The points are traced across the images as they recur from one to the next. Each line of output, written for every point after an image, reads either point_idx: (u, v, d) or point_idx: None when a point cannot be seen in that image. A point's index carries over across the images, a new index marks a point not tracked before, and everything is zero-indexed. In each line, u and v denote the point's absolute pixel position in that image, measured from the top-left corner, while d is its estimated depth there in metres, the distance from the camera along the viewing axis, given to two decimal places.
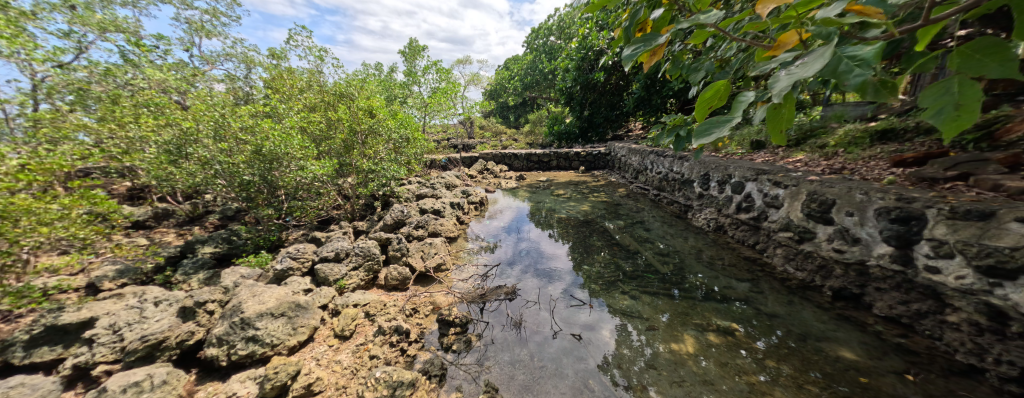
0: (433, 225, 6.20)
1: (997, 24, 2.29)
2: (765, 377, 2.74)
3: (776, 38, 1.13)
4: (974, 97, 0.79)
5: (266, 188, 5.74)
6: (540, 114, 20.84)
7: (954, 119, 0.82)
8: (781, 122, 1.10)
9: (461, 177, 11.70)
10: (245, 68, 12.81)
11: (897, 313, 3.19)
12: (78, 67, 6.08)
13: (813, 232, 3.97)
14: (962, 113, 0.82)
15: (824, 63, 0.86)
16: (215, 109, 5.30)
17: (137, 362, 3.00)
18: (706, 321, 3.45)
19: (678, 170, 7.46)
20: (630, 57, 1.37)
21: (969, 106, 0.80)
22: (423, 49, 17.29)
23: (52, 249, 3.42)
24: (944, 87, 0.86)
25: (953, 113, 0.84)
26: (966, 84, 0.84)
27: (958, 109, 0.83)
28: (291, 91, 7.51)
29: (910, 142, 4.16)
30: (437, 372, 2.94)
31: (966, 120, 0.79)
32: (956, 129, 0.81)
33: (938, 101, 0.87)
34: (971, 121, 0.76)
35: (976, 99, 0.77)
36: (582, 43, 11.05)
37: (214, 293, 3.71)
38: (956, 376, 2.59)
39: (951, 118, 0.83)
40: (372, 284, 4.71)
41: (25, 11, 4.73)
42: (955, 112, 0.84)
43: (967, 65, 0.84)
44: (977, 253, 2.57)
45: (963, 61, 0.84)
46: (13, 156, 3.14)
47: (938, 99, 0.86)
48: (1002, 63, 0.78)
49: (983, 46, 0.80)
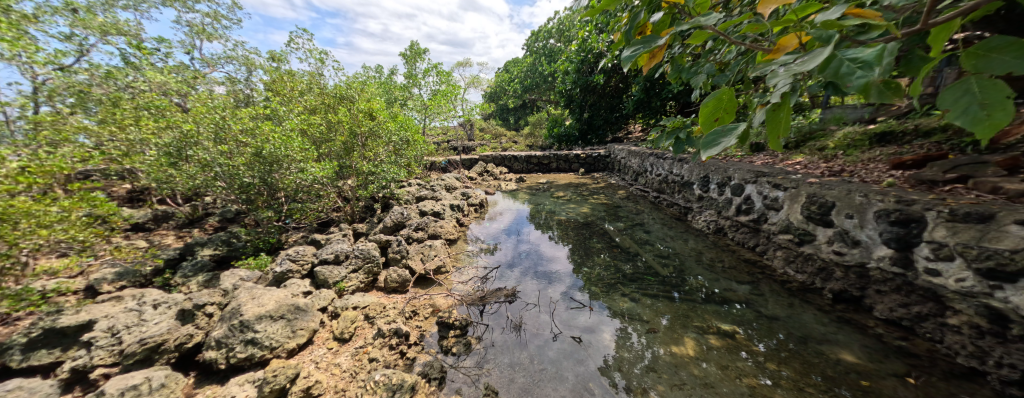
0: (433, 227, 6.17)
1: (994, 28, 2.30)
2: (766, 380, 2.73)
3: (777, 41, 1.19)
4: (1002, 95, 0.77)
5: (266, 190, 5.69)
6: (540, 117, 20.95)
7: (985, 118, 0.80)
8: (779, 124, 1.10)
9: (461, 179, 11.67)
10: (246, 71, 12.92)
11: (897, 316, 3.18)
12: (79, 69, 6.18)
13: (813, 234, 3.96)
14: (992, 112, 0.79)
15: (819, 60, 0.89)
16: (215, 112, 5.39)
17: (135, 365, 2.99)
18: (706, 324, 3.44)
19: (678, 172, 7.47)
20: (628, 59, 1.37)
21: (998, 103, 0.78)
22: (422, 52, 17.32)
23: (51, 252, 3.40)
24: (960, 88, 0.86)
25: (982, 113, 0.81)
26: (988, 84, 0.83)
27: (985, 108, 0.81)
28: (291, 94, 7.55)
29: (909, 144, 4.17)
30: (437, 375, 2.93)
31: (999, 118, 0.76)
32: (991, 130, 0.77)
33: (959, 102, 0.87)
34: (1005, 119, 0.73)
35: (1007, 96, 0.75)
36: (582, 46, 11.12)
37: (213, 296, 3.74)
38: (957, 379, 2.57)
39: (978, 117, 0.81)
40: (371, 286, 4.70)
41: (27, 14, 4.76)
42: (983, 112, 0.81)
43: (983, 66, 0.85)
44: (977, 256, 2.57)
45: (979, 63, 0.85)
46: (12, 159, 3.15)
47: (960, 99, 0.86)
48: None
49: (995, 45, 0.82)
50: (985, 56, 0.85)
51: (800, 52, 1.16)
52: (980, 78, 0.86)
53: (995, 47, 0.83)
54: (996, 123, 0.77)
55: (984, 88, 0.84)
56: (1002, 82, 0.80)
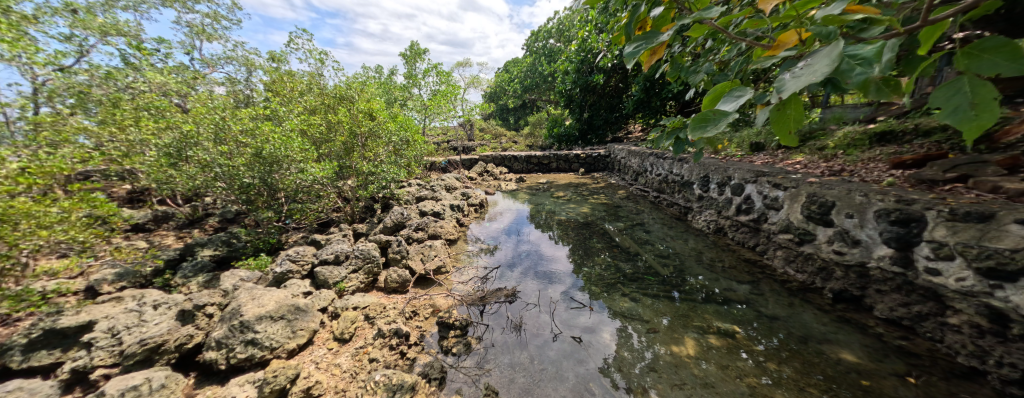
0: (433, 227, 6.17)
1: (993, 28, 2.31)
2: (766, 379, 2.73)
3: (777, 38, 1.18)
4: (990, 95, 0.77)
5: (266, 191, 5.69)
6: (540, 116, 20.97)
7: (972, 118, 0.80)
8: (786, 121, 1.10)
9: (461, 180, 11.67)
10: (246, 71, 12.92)
11: (898, 315, 3.18)
12: (79, 70, 6.19)
13: (813, 234, 3.96)
14: (980, 112, 0.79)
15: (829, 64, 0.85)
16: (215, 112, 5.40)
17: (136, 365, 2.99)
18: (706, 323, 3.44)
19: (678, 172, 7.48)
20: (632, 56, 1.39)
21: (986, 103, 0.78)
22: (423, 52, 17.32)
23: (52, 252, 3.40)
24: (952, 89, 0.86)
25: (970, 113, 0.81)
26: (978, 85, 0.83)
27: (974, 108, 0.81)
28: (291, 94, 7.56)
29: (909, 143, 4.17)
30: (437, 375, 2.92)
31: (984, 119, 0.76)
32: (978, 129, 0.77)
33: (949, 102, 0.87)
34: (991, 120, 0.73)
35: (994, 97, 0.75)
36: (581, 46, 11.12)
37: (213, 296, 3.75)
38: (957, 379, 2.57)
39: (966, 117, 0.81)
40: (372, 287, 4.70)
41: (27, 15, 4.76)
42: (971, 112, 0.81)
43: (976, 66, 0.85)
44: (977, 255, 2.57)
45: (972, 63, 0.86)
46: (13, 160, 3.16)
47: (950, 99, 0.86)
48: (1014, 61, 0.78)
49: (988, 45, 0.82)
50: (978, 57, 0.85)
51: (800, 49, 1.16)
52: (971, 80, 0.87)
53: (989, 48, 0.83)
54: (982, 124, 0.77)
55: (974, 88, 0.84)
56: (993, 82, 0.80)
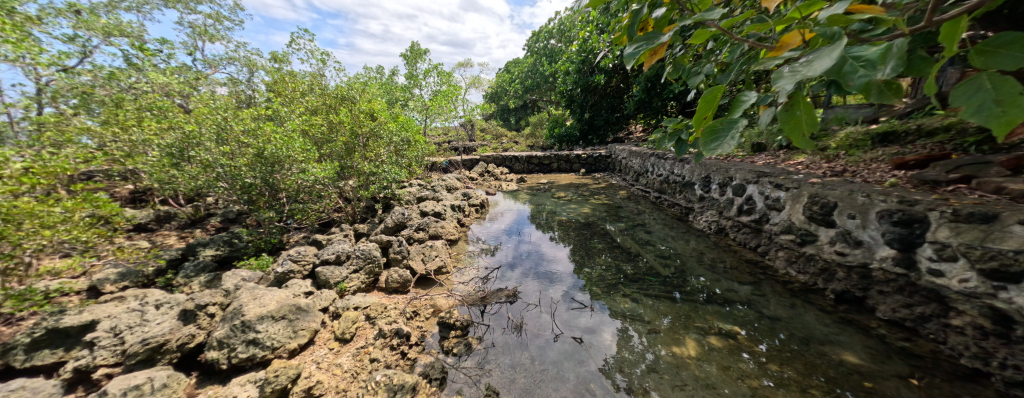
0: (433, 227, 6.16)
1: (997, 27, 2.28)
2: (768, 381, 2.72)
3: (780, 38, 1.17)
4: (1016, 90, 0.76)
5: (267, 191, 5.71)
6: (540, 117, 21.07)
7: (1001, 114, 0.78)
8: (797, 124, 1.06)
9: (461, 180, 11.69)
10: (248, 71, 12.96)
11: (900, 316, 3.17)
12: (82, 71, 6.20)
13: (815, 235, 3.95)
14: (1008, 109, 0.78)
15: (829, 61, 0.87)
16: (218, 113, 5.42)
17: (137, 365, 3.01)
18: (707, 324, 3.43)
19: (678, 172, 7.50)
20: (633, 55, 1.38)
21: (1015, 98, 0.77)
22: (423, 52, 17.34)
23: (54, 252, 3.41)
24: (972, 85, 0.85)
25: (996, 109, 0.80)
26: (1000, 81, 0.82)
27: (1000, 104, 0.80)
28: (294, 94, 7.62)
29: (911, 144, 4.15)
30: (437, 375, 2.92)
31: (1016, 114, 0.75)
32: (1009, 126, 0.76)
33: (972, 100, 0.85)
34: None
35: None
36: (582, 46, 11.14)
37: (214, 296, 3.76)
38: (960, 381, 2.55)
39: (992, 114, 0.79)
40: (372, 287, 4.71)
41: (32, 16, 4.78)
42: (998, 108, 0.80)
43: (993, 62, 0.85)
44: (981, 256, 2.56)
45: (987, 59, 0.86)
46: (17, 160, 3.16)
47: (971, 97, 0.85)
48: None
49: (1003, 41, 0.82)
50: (994, 52, 0.85)
51: (802, 50, 1.15)
52: (991, 75, 0.86)
53: (1004, 43, 0.83)
54: (1012, 119, 0.76)
55: (997, 84, 0.83)
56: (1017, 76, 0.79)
